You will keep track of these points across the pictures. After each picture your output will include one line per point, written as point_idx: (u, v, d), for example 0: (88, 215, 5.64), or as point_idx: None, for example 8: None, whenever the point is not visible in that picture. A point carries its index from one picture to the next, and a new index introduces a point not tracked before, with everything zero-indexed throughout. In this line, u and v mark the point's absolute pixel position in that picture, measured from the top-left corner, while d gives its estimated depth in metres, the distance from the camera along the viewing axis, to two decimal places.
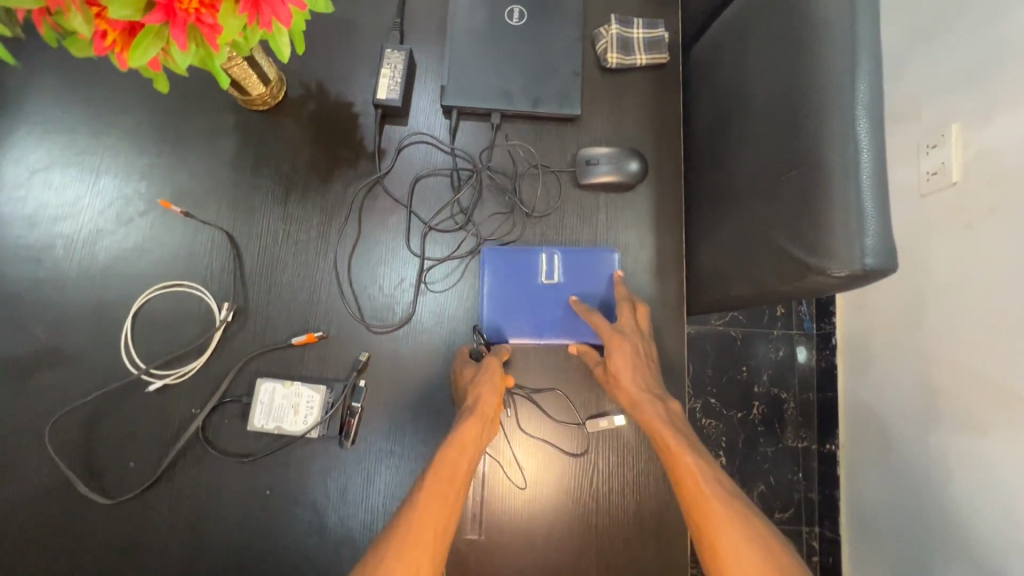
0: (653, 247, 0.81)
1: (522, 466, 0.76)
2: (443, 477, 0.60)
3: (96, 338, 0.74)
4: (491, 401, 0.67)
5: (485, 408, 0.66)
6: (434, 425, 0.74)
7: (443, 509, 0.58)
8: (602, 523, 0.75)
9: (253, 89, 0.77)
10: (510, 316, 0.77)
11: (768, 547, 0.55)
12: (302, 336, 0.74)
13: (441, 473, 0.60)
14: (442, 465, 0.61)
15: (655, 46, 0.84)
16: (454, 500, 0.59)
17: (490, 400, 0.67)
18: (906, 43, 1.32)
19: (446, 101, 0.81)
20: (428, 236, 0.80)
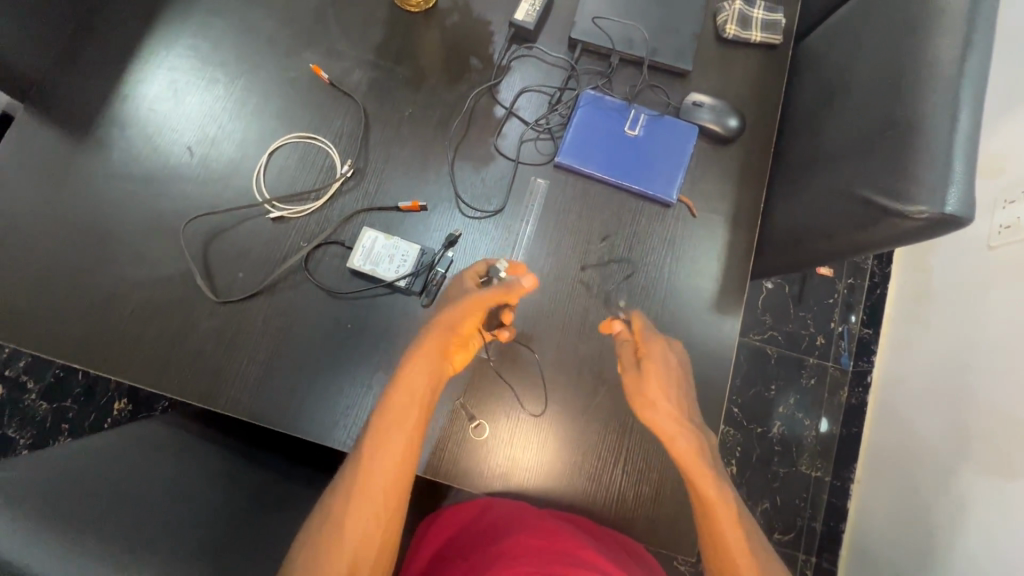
0: (734, 199, 0.86)
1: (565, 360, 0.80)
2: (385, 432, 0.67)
3: (234, 167, 0.85)
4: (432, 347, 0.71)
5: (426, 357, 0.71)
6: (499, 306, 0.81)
7: (392, 473, 0.66)
8: (640, 429, 0.78)
9: None
10: (586, 150, 0.86)
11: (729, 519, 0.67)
12: (408, 202, 0.83)
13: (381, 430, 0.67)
14: (386, 428, 0.68)
15: (771, 27, 0.91)
16: (406, 459, 0.68)
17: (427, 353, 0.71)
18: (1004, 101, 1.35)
19: (573, 35, 0.90)
20: (527, 144, 0.87)
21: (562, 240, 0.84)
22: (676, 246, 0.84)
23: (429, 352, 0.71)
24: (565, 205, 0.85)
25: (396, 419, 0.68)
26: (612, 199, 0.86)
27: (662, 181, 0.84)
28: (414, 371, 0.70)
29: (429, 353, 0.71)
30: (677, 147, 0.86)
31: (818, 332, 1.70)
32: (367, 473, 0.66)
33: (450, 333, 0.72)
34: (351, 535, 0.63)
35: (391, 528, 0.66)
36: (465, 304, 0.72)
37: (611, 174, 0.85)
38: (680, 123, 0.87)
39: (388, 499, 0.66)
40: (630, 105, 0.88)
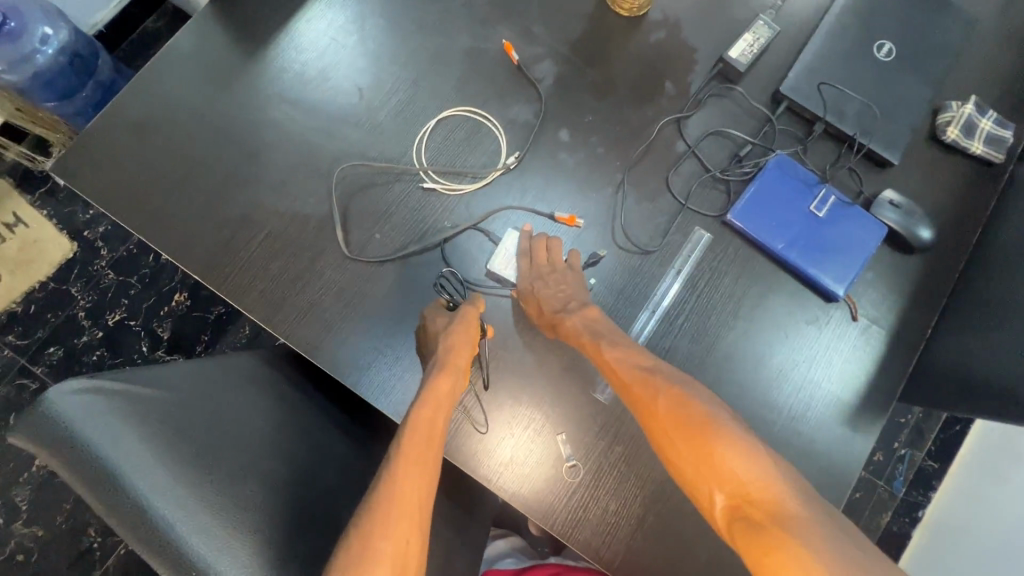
0: (900, 314, 0.79)
1: None
2: (422, 433, 0.63)
3: (398, 123, 0.82)
4: (461, 358, 0.68)
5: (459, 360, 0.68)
6: None
7: (426, 475, 0.61)
8: None
9: None
10: (762, 217, 0.79)
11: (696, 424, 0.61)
12: (566, 215, 0.79)
13: (419, 427, 0.63)
14: (416, 431, 0.63)
15: (995, 143, 0.83)
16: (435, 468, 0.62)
17: (461, 356, 0.68)
18: None
19: (782, 90, 0.83)
20: (698, 190, 0.81)
21: (709, 301, 0.78)
22: (825, 345, 0.78)
23: (448, 370, 0.67)
24: (721, 265, 0.79)
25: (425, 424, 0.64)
26: (771, 273, 0.79)
27: (834, 274, 0.77)
28: (438, 390, 0.66)
29: (453, 368, 0.67)
30: (860, 243, 0.78)
31: (878, 447, 1.61)
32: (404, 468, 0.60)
33: (468, 346, 0.70)
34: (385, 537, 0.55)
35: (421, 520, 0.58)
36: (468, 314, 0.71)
37: (782, 251, 0.78)
38: (869, 219, 0.79)
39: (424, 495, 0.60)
40: (821, 185, 0.80)
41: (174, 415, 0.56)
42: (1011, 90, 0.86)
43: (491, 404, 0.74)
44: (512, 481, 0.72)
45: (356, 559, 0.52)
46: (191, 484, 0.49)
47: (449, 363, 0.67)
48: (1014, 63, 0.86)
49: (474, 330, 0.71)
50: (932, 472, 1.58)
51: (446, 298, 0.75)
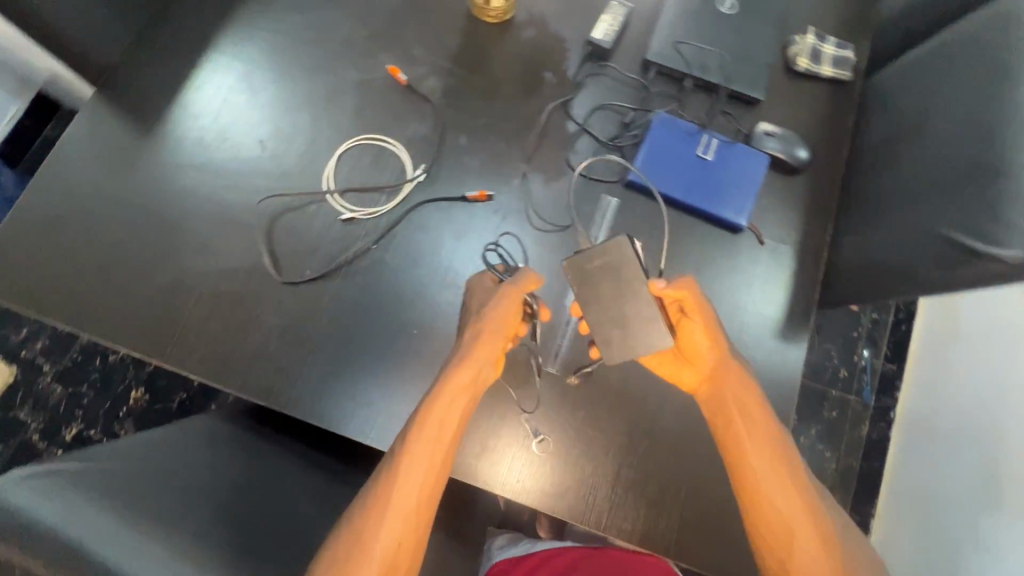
0: (800, 229, 0.86)
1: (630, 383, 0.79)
2: (433, 427, 0.63)
3: (305, 164, 0.85)
4: (489, 342, 0.67)
5: (485, 343, 0.67)
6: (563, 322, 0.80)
7: (432, 472, 0.62)
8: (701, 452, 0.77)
9: None
10: (656, 171, 0.86)
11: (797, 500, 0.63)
12: (475, 192, 0.84)
13: (433, 422, 0.64)
14: (429, 425, 0.63)
15: (841, 64, 0.92)
16: (442, 465, 0.63)
17: (490, 342, 0.67)
18: None
19: (648, 57, 0.91)
20: (597, 161, 0.88)
21: None
22: (743, 272, 0.84)
23: (472, 357, 0.66)
24: (633, 224, 0.85)
25: (441, 418, 0.64)
26: (678, 219, 0.86)
27: (730, 208, 0.85)
28: (460, 381, 0.65)
29: (481, 354, 0.66)
30: (748, 175, 0.86)
31: (841, 364, 1.71)
32: (407, 466, 0.62)
33: (499, 329, 0.68)
34: (375, 538, 0.58)
35: (416, 522, 0.60)
36: (506, 293, 0.69)
37: (680, 197, 0.85)
38: (751, 152, 0.87)
39: (424, 497, 0.61)
40: (703, 131, 0.88)
41: (129, 482, 0.57)
42: (844, 16, 0.96)
43: None
44: (488, 469, 0.75)
45: (339, 560, 0.57)
46: (157, 543, 0.50)
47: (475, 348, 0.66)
48: None
49: (513, 311, 0.69)
50: (895, 376, 1.68)
51: (495, 272, 0.76)
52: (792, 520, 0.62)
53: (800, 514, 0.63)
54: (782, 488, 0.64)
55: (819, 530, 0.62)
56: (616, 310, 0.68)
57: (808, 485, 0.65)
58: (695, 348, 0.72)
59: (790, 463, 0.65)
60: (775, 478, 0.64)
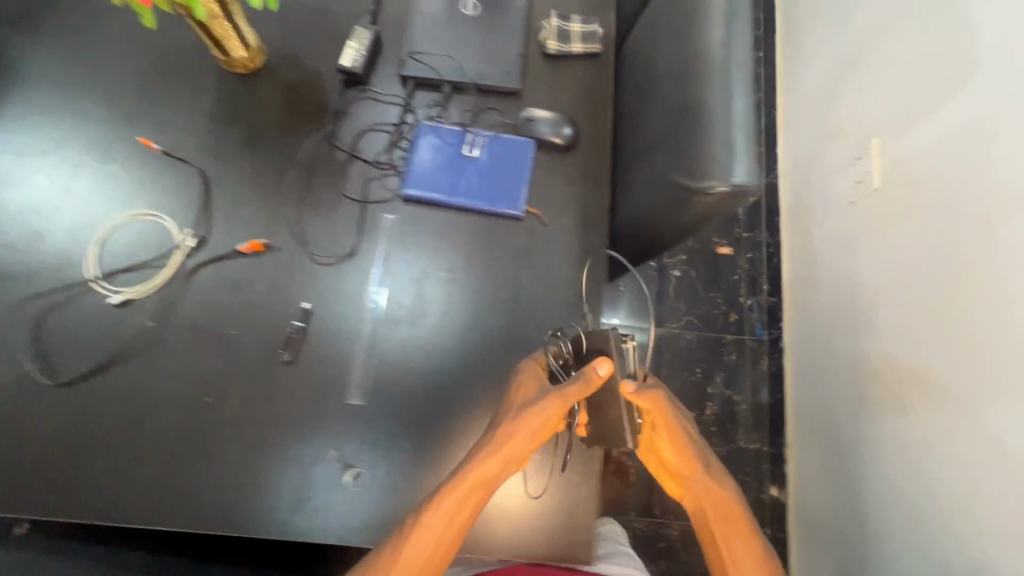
0: (580, 201, 0.89)
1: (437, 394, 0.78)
2: (445, 521, 0.67)
3: (65, 256, 0.81)
4: (523, 440, 0.69)
5: (518, 440, 0.69)
6: (358, 349, 0.79)
7: (426, 558, 0.67)
8: None
9: (234, 51, 0.88)
10: (428, 179, 0.87)
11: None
12: (248, 243, 0.82)
13: (453, 510, 0.68)
14: (440, 515, 0.67)
15: (590, 38, 0.97)
16: (447, 548, 0.68)
17: (518, 445, 0.69)
18: (840, 73, 1.56)
19: (403, 72, 0.93)
20: (372, 183, 0.88)
21: (419, 269, 0.84)
22: (533, 255, 0.86)
23: (499, 453, 0.69)
24: (417, 234, 0.86)
25: (455, 506, 0.68)
26: (462, 220, 0.87)
27: (505, 197, 0.87)
28: (478, 471, 0.68)
29: (501, 454, 0.69)
30: (517, 162, 0.88)
31: (729, 308, 1.77)
32: (426, 544, 0.67)
33: (539, 425, 0.69)
34: None
35: None
36: (552, 401, 0.67)
37: (455, 198, 0.86)
38: (516, 139, 0.89)
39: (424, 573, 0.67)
40: (467, 129, 0.90)
41: None
42: None
43: (258, 463, 0.74)
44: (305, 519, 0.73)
45: None
46: None
47: (499, 451, 0.68)
48: None
49: (552, 419, 0.69)
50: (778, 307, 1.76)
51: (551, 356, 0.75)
52: None
53: None
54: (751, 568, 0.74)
55: None
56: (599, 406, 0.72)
57: None
58: (670, 455, 0.78)
59: (755, 550, 0.75)
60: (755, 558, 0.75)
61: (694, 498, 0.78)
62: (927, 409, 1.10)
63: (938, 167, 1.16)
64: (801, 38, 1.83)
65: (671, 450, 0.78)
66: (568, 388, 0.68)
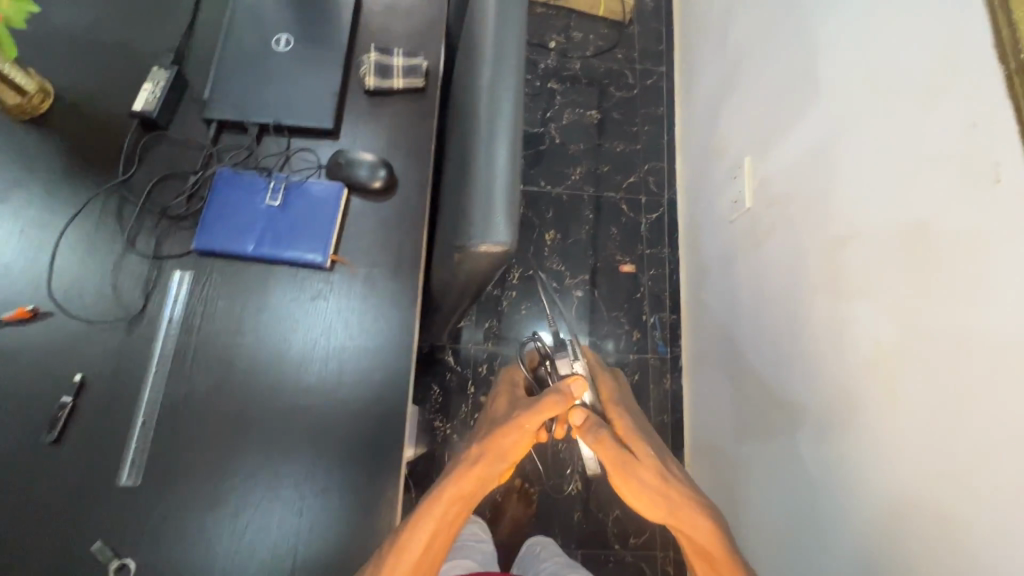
0: (394, 248, 0.84)
1: (220, 470, 0.73)
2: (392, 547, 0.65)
3: None
4: (496, 456, 0.69)
5: (484, 460, 0.68)
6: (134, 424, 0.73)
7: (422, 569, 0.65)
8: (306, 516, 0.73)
9: (7, 97, 0.81)
10: (225, 231, 0.81)
11: None
12: (14, 312, 0.76)
13: (425, 530, 0.65)
14: (413, 535, 0.65)
15: (412, 72, 0.92)
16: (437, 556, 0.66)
17: (497, 460, 0.69)
18: (723, 92, 1.57)
19: (206, 114, 0.86)
20: (165, 237, 0.81)
21: (211, 331, 0.78)
22: (338, 309, 0.81)
23: (476, 469, 0.68)
24: (211, 292, 0.80)
25: (415, 527, 0.65)
26: (265, 274, 0.82)
27: (308, 248, 0.81)
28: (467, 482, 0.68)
29: (477, 470, 0.68)
30: (323, 210, 0.83)
31: (632, 327, 1.76)
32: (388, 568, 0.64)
33: (500, 448, 0.69)
34: None
35: None
36: (521, 418, 0.70)
37: (253, 251, 0.80)
38: (323, 185, 0.84)
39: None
40: (271, 175, 0.84)
41: None
42: (415, 27, 0.97)
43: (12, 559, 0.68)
44: None
45: None
46: None
47: (470, 468, 0.68)
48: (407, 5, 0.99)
49: (526, 439, 0.70)
50: (679, 324, 1.76)
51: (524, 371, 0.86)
52: None
53: None
54: None
55: None
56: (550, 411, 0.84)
57: None
58: (636, 477, 0.69)
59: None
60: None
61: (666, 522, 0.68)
62: (780, 434, 1.14)
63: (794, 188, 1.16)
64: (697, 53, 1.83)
65: (627, 472, 0.70)
66: (543, 403, 0.70)
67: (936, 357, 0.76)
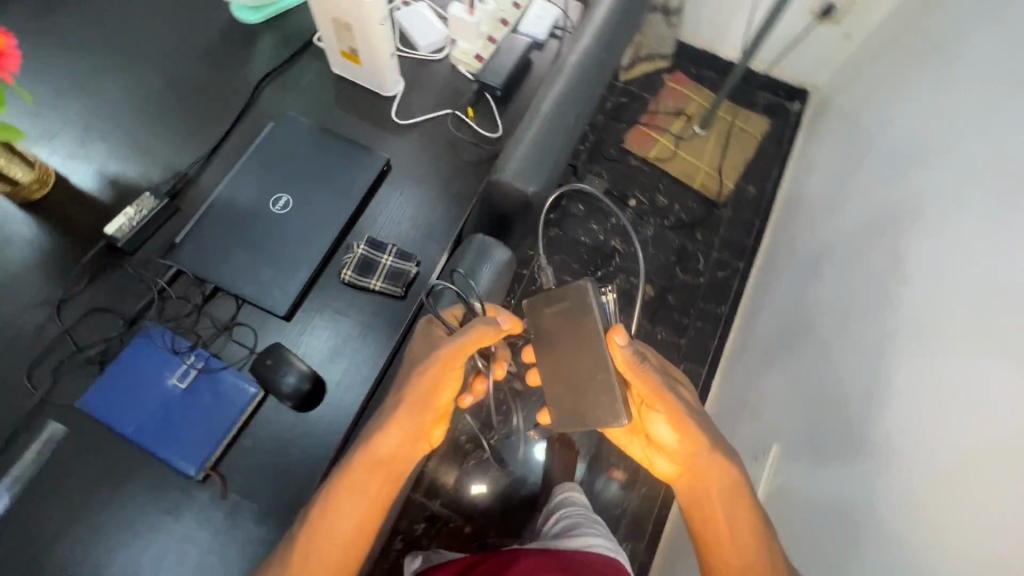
0: (282, 479, 0.74)
1: None
2: (362, 466, 0.68)
3: None
4: (426, 378, 0.71)
5: (415, 391, 0.71)
6: None
7: (365, 511, 0.67)
8: None
9: (18, 174, 0.80)
10: (116, 399, 0.73)
11: (757, 533, 0.68)
12: None
13: (367, 459, 0.68)
14: (357, 465, 0.68)
15: (396, 277, 0.83)
16: (385, 493, 0.70)
17: (421, 385, 0.71)
18: (780, 345, 1.37)
19: (169, 255, 0.81)
20: (63, 376, 0.75)
21: (49, 505, 0.70)
22: (191, 531, 0.71)
23: (400, 417, 0.70)
24: (73, 459, 0.72)
25: (359, 480, 0.68)
26: (135, 459, 0.72)
27: (189, 452, 0.72)
28: (381, 450, 0.69)
29: (401, 421, 0.70)
30: (225, 412, 0.74)
31: None
32: (334, 510, 0.66)
33: (427, 387, 0.72)
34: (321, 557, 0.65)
35: (354, 547, 0.67)
36: (446, 351, 0.70)
37: (133, 434, 0.72)
38: (238, 382, 0.75)
39: (355, 543, 0.67)
40: (193, 350, 0.76)
41: None
42: (427, 224, 0.89)
43: None
44: None
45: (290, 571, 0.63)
46: None
47: (396, 416, 0.70)
48: (430, 198, 0.91)
49: (454, 360, 0.71)
50: None
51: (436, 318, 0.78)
52: (751, 550, 0.67)
53: (745, 516, 0.70)
54: (738, 500, 0.71)
55: (755, 548, 0.67)
56: (570, 379, 0.72)
57: (764, 530, 0.69)
58: (687, 431, 0.75)
59: (749, 505, 0.71)
60: (750, 527, 0.69)
61: (706, 490, 0.73)
62: None
63: (805, 538, 0.93)
64: (772, 278, 1.64)
65: (667, 412, 0.76)
66: (468, 338, 0.71)
67: (947, 437, 0.71)
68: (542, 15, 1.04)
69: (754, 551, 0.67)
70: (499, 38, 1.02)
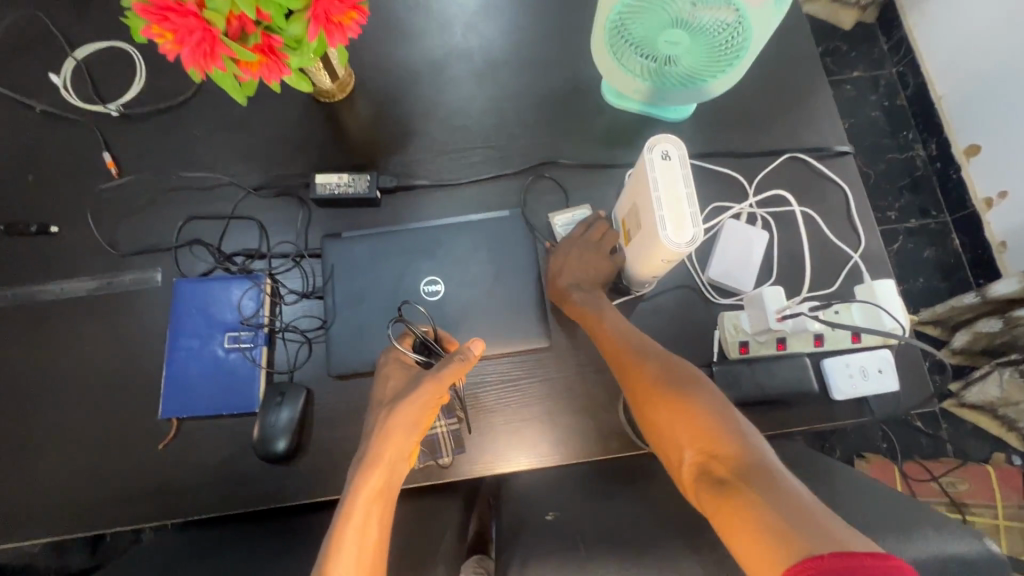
0: (206, 484, 0.74)
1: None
2: (352, 537, 0.51)
3: (88, 22, 0.89)
4: (398, 420, 0.57)
5: (394, 440, 0.57)
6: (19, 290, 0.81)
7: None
8: None
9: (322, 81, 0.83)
10: (190, 306, 0.78)
11: (711, 434, 0.53)
12: (109, 159, 0.84)
13: (353, 520, 0.52)
14: (346, 524, 0.51)
15: (428, 448, 0.73)
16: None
17: (393, 429, 0.57)
18: None
19: (328, 239, 0.80)
20: (197, 249, 0.82)
21: (105, 324, 0.79)
22: (126, 441, 0.76)
23: (381, 460, 0.56)
24: (144, 310, 0.80)
25: (355, 530, 0.51)
26: (161, 353, 0.78)
27: (178, 395, 0.75)
28: (362, 521, 0.52)
29: (382, 459, 0.56)
30: (223, 397, 0.75)
31: None
32: None
33: (405, 431, 0.58)
34: None
35: None
36: (426, 386, 0.58)
37: (172, 341, 0.77)
38: (251, 387, 0.75)
39: None
40: (257, 331, 0.77)
41: None
42: (512, 433, 0.75)
43: None
44: None
45: None
46: None
47: (374, 454, 0.55)
48: (536, 417, 0.75)
49: (436, 397, 0.59)
50: None
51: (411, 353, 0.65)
52: (692, 426, 0.54)
53: (680, 414, 0.56)
54: (679, 420, 0.56)
55: (703, 438, 0.53)
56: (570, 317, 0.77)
57: (695, 412, 0.55)
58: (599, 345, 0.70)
59: (673, 395, 0.58)
60: (679, 421, 0.56)
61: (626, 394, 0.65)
62: None
63: None
64: None
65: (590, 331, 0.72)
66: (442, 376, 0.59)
67: None
68: (870, 374, 0.73)
69: (729, 451, 0.51)
70: (794, 348, 0.74)
